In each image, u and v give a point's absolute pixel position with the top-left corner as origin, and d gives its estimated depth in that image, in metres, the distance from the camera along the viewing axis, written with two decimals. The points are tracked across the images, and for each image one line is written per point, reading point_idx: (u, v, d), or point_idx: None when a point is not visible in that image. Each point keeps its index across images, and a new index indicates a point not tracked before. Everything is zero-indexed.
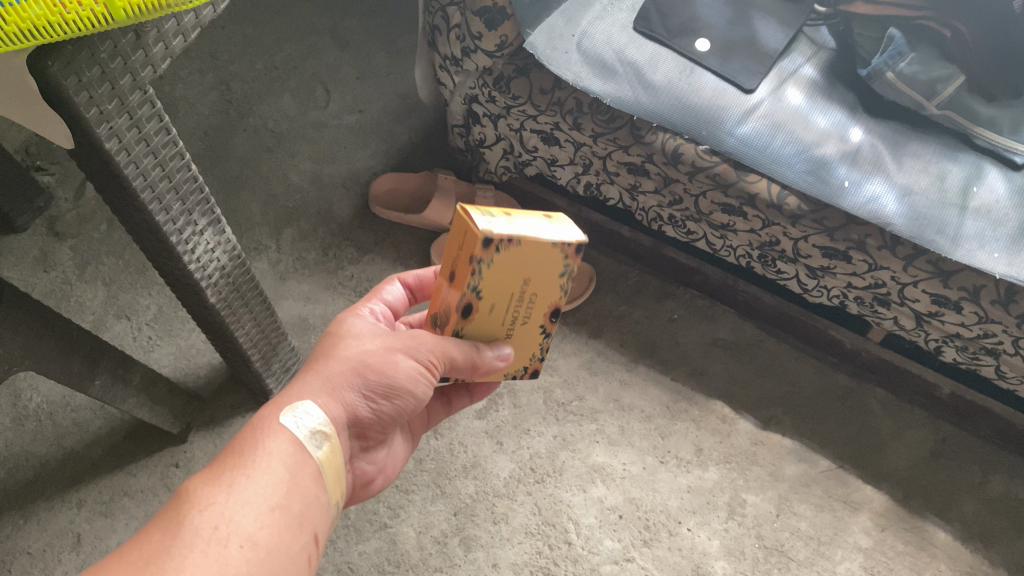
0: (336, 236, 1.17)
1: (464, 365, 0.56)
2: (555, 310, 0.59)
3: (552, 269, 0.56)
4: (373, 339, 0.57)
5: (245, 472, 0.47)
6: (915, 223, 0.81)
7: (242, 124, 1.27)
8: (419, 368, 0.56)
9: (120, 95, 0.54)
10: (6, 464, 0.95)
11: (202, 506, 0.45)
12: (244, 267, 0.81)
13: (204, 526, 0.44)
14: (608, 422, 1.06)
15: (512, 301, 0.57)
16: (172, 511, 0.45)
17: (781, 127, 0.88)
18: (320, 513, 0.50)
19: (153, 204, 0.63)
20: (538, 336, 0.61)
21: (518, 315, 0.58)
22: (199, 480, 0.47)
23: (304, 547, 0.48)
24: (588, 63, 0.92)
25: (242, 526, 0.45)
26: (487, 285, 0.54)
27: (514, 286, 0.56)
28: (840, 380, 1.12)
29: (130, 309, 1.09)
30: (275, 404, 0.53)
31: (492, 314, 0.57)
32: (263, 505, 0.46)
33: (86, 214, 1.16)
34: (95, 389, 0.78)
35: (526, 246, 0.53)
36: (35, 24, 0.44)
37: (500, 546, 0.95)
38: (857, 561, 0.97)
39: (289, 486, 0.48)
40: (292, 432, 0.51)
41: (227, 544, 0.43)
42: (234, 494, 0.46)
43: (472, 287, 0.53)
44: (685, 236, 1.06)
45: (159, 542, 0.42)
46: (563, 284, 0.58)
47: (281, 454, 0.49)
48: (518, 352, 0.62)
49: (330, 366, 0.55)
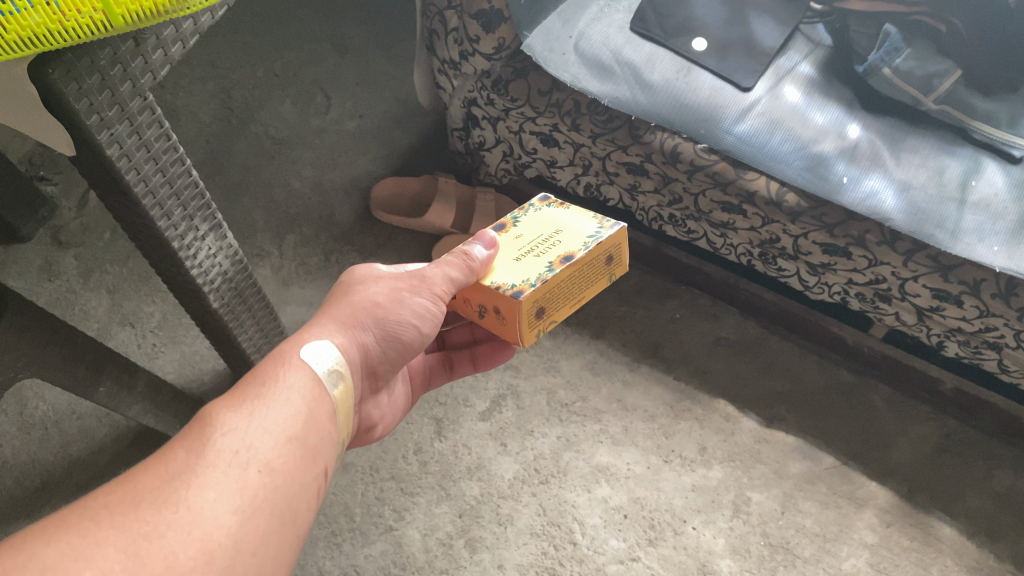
0: (338, 241, 1.18)
1: (464, 280, 0.59)
2: (571, 256, 0.61)
3: (581, 231, 0.65)
4: (386, 284, 0.61)
5: (264, 403, 0.49)
6: (913, 217, 0.82)
7: (243, 131, 1.28)
8: (427, 307, 0.60)
9: (121, 101, 0.55)
10: (13, 473, 0.96)
11: (224, 430, 0.46)
12: (246, 271, 0.82)
13: (226, 449, 0.45)
14: (611, 422, 1.06)
15: (537, 237, 0.65)
16: (194, 433, 0.46)
17: (778, 124, 0.88)
18: (330, 449, 0.52)
19: (155, 210, 0.64)
20: (541, 266, 0.60)
21: (534, 246, 0.63)
22: (221, 406, 0.48)
23: (314, 478, 0.49)
24: (586, 63, 0.93)
25: (261, 452, 0.46)
26: (526, 220, 0.68)
27: (542, 229, 0.66)
28: (844, 377, 1.12)
29: (134, 317, 1.10)
30: (295, 341, 0.55)
31: (513, 240, 0.65)
32: (280, 434, 0.47)
33: (89, 223, 1.17)
34: (99, 396, 0.78)
35: (569, 212, 0.68)
36: (35, 32, 0.45)
37: (506, 548, 0.95)
38: (864, 557, 0.97)
39: (306, 419, 0.50)
40: (310, 368, 0.53)
41: (247, 467, 0.44)
42: (255, 421, 0.47)
43: (512, 217, 0.69)
44: (685, 235, 1.06)
45: (183, 459, 0.43)
46: (587, 241, 0.63)
47: (299, 387, 0.51)
48: (517, 272, 0.60)
49: (345, 308, 0.59)
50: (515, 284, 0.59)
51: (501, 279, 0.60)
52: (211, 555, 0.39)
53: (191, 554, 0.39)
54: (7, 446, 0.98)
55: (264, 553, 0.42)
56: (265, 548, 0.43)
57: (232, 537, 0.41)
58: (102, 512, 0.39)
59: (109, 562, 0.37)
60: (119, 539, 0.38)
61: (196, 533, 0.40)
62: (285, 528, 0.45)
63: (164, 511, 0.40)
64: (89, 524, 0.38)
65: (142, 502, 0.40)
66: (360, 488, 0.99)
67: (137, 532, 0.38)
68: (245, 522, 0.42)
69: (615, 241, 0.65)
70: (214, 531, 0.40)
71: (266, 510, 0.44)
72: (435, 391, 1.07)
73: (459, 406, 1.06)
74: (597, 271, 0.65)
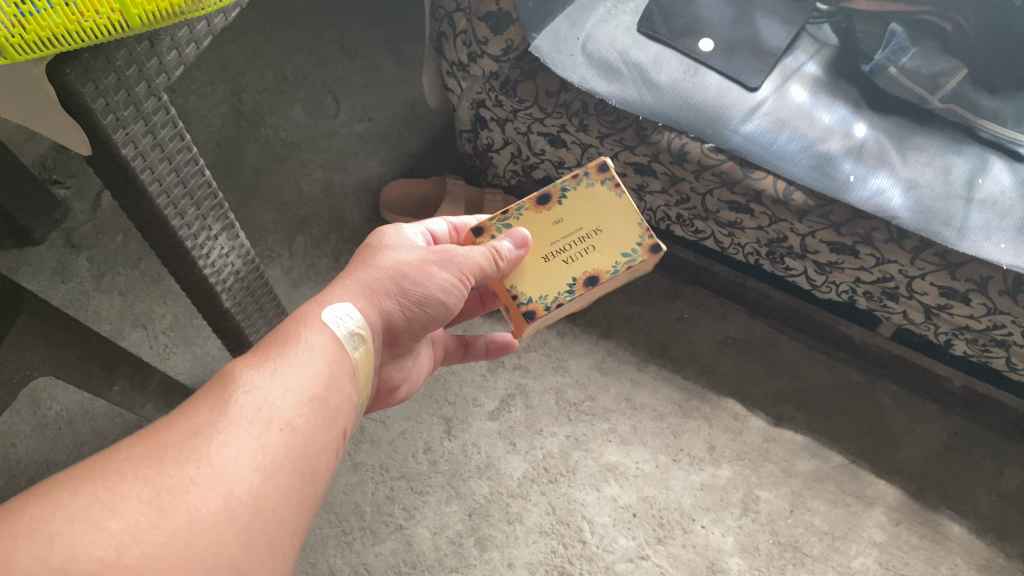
0: (348, 242, 1.19)
1: (490, 270, 0.62)
2: (595, 275, 0.65)
3: (620, 238, 0.66)
4: (412, 253, 0.62)
5: (286, 362, 0.50)
6: (920, 214, 0.82)
7: (254, 134, 1.29)
8: (451, 282, 0.61)
9: (136, 101, 0.56)
10: (28, 472, 0.97)
11: (247, 387, 0.47)
12: (257, 270, 0.83)
13: (248, 407, 0.46)
14: (620, 421, 1.07)
15: (575, 234, 0.66)
16: (218, 390, 0.47)
17: (785, 124, 0.89)
18: (349, 410, 0.53)
19: (169, 209, 0.64)
20: (564, 281, 0.65)
21: (569, 250, 0.66)
22: (244, 365, 0.50)
23: (334, 439, 0.51)
24: (593, 65, 0.94)
25: (282, 411, 0.47)
26: (572, 199, 0.67)
27: (585, 223, 0.67)
28: (852, 376, 1.12)
29: (146, 318, 1.11)
30: (317, 303, 0.56)
31: (550, 226, 0.67)
32: (302, 394, 0.49)
33: (101, 225, 1.18)
34: (113, 395, 0.80)
35: (618, 204, 0.67)
36: (54, 32, 0.46)
37: (515, 546, 0.96)
38: (873, 555, 0.97)
39: (326, 380, 0.51)
40: (333, 331, 0.54)
41: (269, 425, 0.46)
42: (276, 379, 0.49)
43: (562, 189, 0.68)
44: (693, 235, 1.07)
45: (206, 415, 0.45)
46: (618, 261, 0.65)
47: (321, 348, 0.53)
48: (541, 278, 0.65)
49: (372, 274, 0.60)
50: (532, 297, 0.64)
51: (521, 286, 0.64)
52: (232, 511, 0.41)
53: (212, 508, 0.40)
54: (22, 446, 0.99)
55: (284, 511, 0.44)
56: (286, 506, 0.44)
57: (252, 494, 0.42)
58: (128, 464, 0.40)
59: (134, 514, 0.38)
60: (144, 491, 0.39)
61: (218, 489, 0.41)
62: (304, 486, 0.46)
63: (187, 466, 0.41)
64: (115, 476, 0.39)
65: (167, 456, 0.41)
66: (370, 488, 0.99)
67: (161, 485, 0.40)
68: (266, 480, 0.44)
69: (650, 260, 0.67)
70: (236, 487, 0.42)
71: (286, 468, 0.45)
72: (444, 391, 1.07)
73: (468, 405, 1.07)
74: (617, 280, 0.69)
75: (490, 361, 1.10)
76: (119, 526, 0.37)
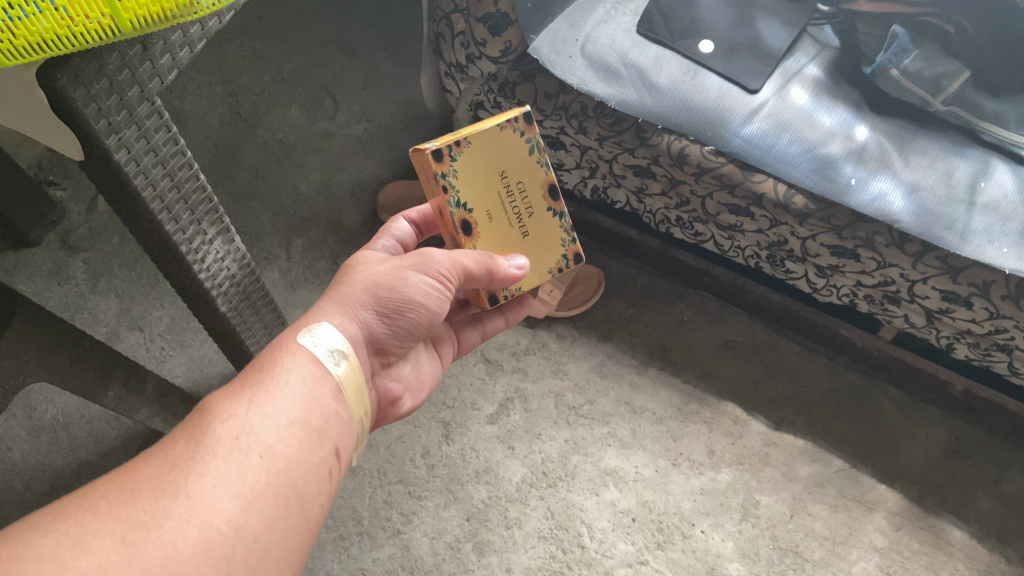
0: (346, 244, 1.18)
1: (481, 274, 0.61)
2: (548, 186, 0.66)
3: (519, 154, 0.64)
4: (386, 264, 0.62)
5: (265, 389, 0.50)
6: (922, 218, 0.81)
7: (251, 135, 1.29)
8: (431, 284, 0.60)
9: (128, 106, 0.55)
10: (23, 476, 0.96)
11: (224, 417, 0.47)
12: (252, 273, 0.82)
13: (225, 435, 0.46)
14: (619, 425, 1.06)
15: (503, 195, 0.64)
16: (195, 421, 0.47)
17: (786, 126, 0.88)
18: (339, 428, 0.53)
19: (163, 214, 0.64)
20: (554, 219, 0.67)
21: (520, 209, 0.65)
22: (221, 395, 0.50)
23: (324, 459, 0.51)
24: (592, 67, 0.93)
25: (262, 438, 0.47)
26: (467, 194, 0.62)
27: (494, 181, 0.64)
28: (853, 379, 1.12)
29: (142, 321, 1.10)
30: (295, 327, 0.56)
31: (494, 221, 0.64)
32: (283, 418, 0.49)
33: (97, 227, 1.18)
34: (109, 400, 0.79)
35: (480, 142, 0.62)
36: (43, 37, 0.45)
37: (514, 551, 0.95)
38: (873, 561, 0.97)
39: (307, 401, 0.51)
40: (311, 351, 0.54)
41: (248, 452, 0.46)
42: (254, 407, 0.49)
43: (453, 205, 0.61)
44: (692, 237, 1.07)
45: (183, 447, 0.45)
46: (539, 159, 0.65)
47: (299, 370, 0.53)
48: (545, 241, 0.67)
49: (346, 290, 0.60)
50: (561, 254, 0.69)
51: (550, 260, 0.68)
52: (211, 543, 0.41)
53: (190, 542, 0.40)
54: (16, 450, 0.98)
55: (268, 538, 0.44)
56: (270, 533, 0.44)
57: (232, 523, 0.43)
58: (101, 501, 0.41)
59: (106, 552, 0.38)
60: (117, 528, 0.39)
61: (195, 521, 0.41)
62: (291, 512, 0.46)
63: (163, 500, 0.42)
64: (87, 514, 0.40)
65: (141, 491, 0.42)
66: (368, 492, 0.99)
67: (134, 521, 0.40)
68: (247, 508, 0.44)
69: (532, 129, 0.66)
70: (214, 518, 0.42)
71: (270, 495, 0.45)
72: (443, 395, 1.07)
73: (467, 409, 1.06)
74: None
75: (489, 365, 1.10)
76: (89, 565, 0.37)
